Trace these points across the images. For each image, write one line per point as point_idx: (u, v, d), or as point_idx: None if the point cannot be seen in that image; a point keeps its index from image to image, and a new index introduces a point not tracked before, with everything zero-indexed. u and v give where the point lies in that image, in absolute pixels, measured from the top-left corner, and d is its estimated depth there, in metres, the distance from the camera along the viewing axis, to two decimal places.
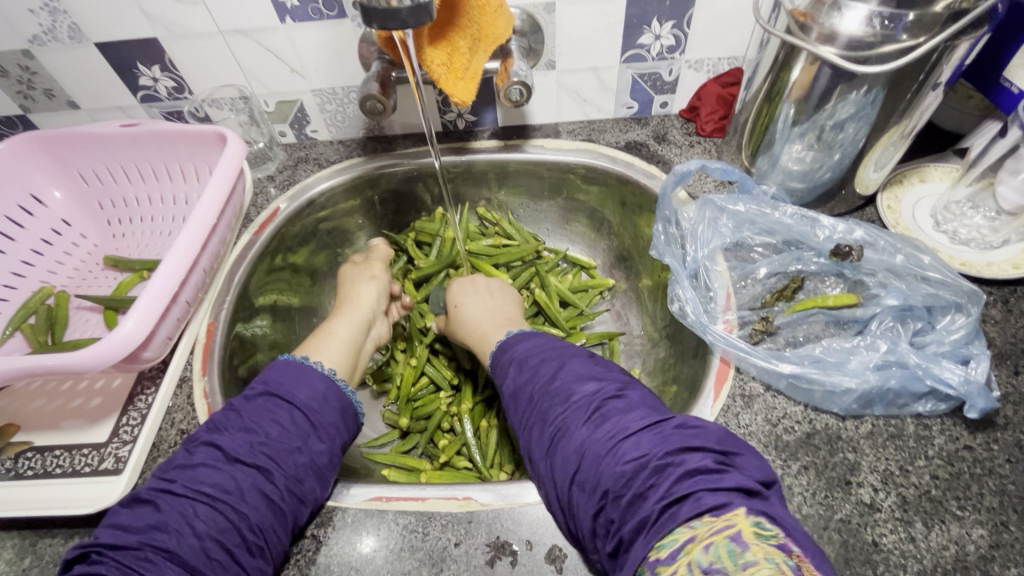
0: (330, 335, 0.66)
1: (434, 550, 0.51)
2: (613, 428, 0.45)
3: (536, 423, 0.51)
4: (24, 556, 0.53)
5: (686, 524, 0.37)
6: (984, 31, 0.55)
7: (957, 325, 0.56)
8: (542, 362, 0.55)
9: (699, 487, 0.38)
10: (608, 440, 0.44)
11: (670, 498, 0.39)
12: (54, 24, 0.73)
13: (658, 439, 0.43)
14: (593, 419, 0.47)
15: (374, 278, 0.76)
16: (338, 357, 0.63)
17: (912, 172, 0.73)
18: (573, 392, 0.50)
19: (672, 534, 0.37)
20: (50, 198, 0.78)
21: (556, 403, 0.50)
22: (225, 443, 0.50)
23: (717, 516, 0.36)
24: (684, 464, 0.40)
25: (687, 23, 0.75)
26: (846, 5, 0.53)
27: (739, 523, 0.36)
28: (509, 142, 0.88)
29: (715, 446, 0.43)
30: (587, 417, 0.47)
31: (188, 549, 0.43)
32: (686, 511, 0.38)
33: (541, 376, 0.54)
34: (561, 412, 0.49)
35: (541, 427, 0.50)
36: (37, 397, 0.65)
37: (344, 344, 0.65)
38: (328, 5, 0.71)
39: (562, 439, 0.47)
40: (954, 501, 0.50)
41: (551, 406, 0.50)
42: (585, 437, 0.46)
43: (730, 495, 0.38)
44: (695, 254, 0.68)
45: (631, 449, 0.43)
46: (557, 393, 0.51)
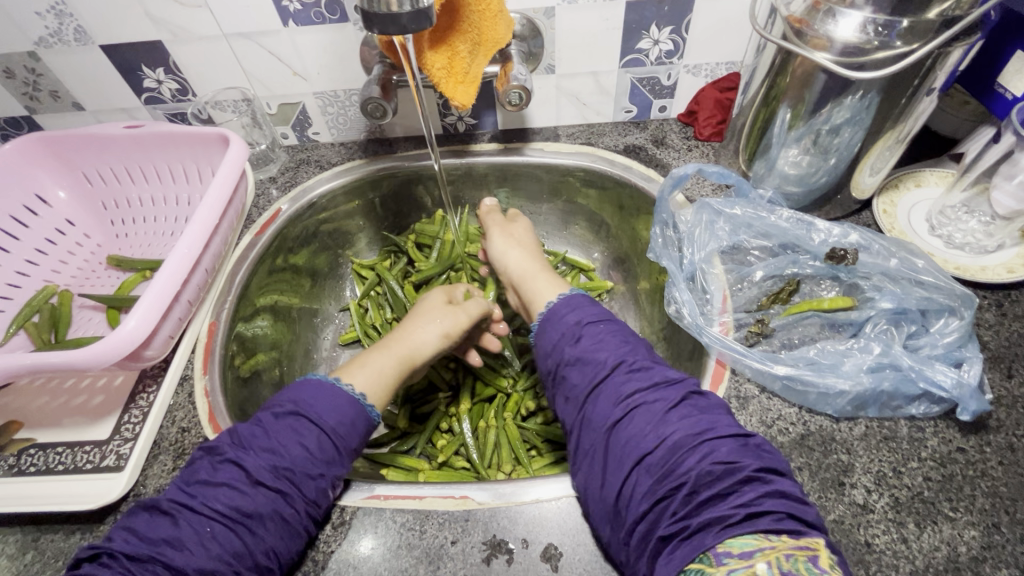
0: (368, 365, 0.61)
1: (431, 547, 0.52)
2: (696, 427, 0.46)
3: (607, 398, 0.50)
4: (26, 551, 0.54)
5: (764, 534, 0.38)
6: (978, 37, 0.55)
7: (951, 328, 0.57)
8: (622, 342, 0.55)
9: (783, 507, 0.40)
10: (694, 434, 0.45)
11: (753, 507, 0.40)
12: (60, 27, 0.74)
13: (743, 450, 0.44)
14: (677, 412, 0.47)
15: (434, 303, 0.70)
16: (375, 388, 0.59)
17: (907, 177, 0.74)
18: (656, 381, 0.50)
19: (748, 535, 0.38)
20: (55, 198, 0.79)
21: (637, 384, 0.50)
22: (248, 464, 0.49)
23: (797, 537, 0.38)
24: (770, 483, 0.42)
25: (686, 28, 0.76)
26: (841, 13, 0.54)
27: (818, 549, 0.38)
28: (509, 145, 0.89)
29: (787, 473, 0.45)
30: (671, 408, 0.48)
31: (197, 567, 0.44)
32: (765, 522, 0.39)
33: (618, 352, 0.53)
34: (641, 396, 0.49)
35: (612, 401, 0.50)
36: (40, 395, 0.66)
37: (383, 371, 0.61)
38: (330, 9, 0.72)
39: (640, 421, 0.47)
40: (946, 503, 0.50)
41: (628, 384, 0.50)
42: (668, 427, 0.46)
43: (805, 522, 0.40)
44: (692, 257, 0.69)
45: (720, 453, 0.43)
46: (637, 378, 0.51)
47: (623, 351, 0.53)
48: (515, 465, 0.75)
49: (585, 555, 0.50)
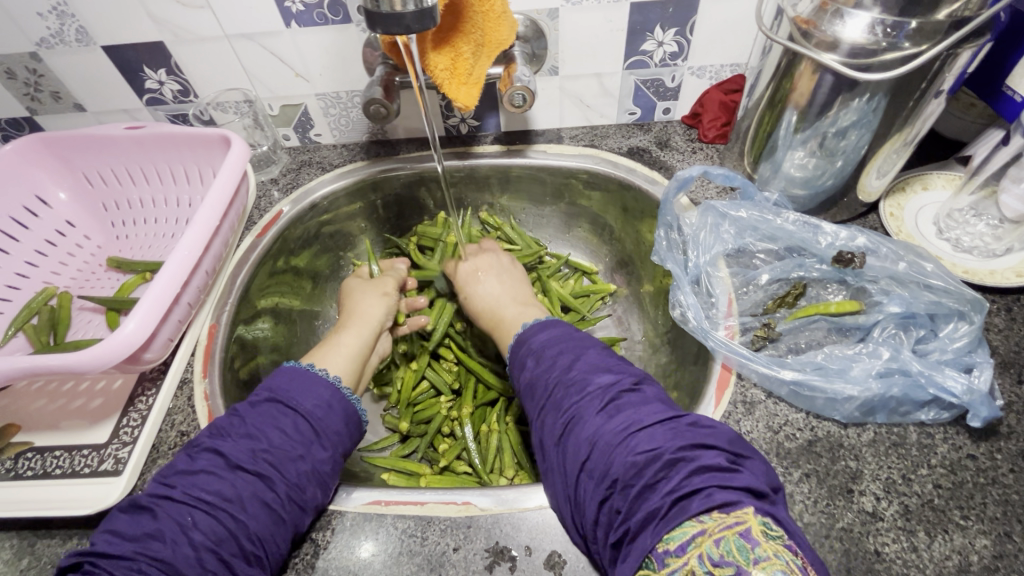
0: (337, 347, 0.65)
1: (433, 554, 0.51)
2: (625, 420, 0.45)
3: (551, 412, 0.51)
4: (22, 556, 0.53)
5: (696, 518, 0.37)
6: (987, 39, 0.55)
7: (961, 333, 0.56)
8: (559, 353, 0.55)
9: (711, 482, 0.39)
10: (621, 431, 0.44)
11: (680, 491, 0.39)
12: (62, 27, 0.74)
13: (667, 434, 0.43)
14: (607, 411, 0.47)
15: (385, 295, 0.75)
16: (344, 367, 0.63)
17: (914, 180, 0.74)
18: (591, 385, 0.50)
19: (681, 526, 0.37)
20: (55, 199, 0.78)
21: (570, 395, 0.50)
22: (227, 450, 0.49)
23: (726, 512, 0.37)
24: (696, 460, 0.41)
25: (690, 30, 0.75)
26: (848, 14, 0.53)
27: (750, 520, 0.37)
28: (512, 147, 0.88)
29: (725, 444, 0.44)
30: (601, 409, 0.47)
31: (182, 558, 0.43)
32: (695, 504, 0.38)
33: (557, 369, 0.53)
34: (574, 403, 0.49)
35: (554, 416, 0.50)
36: (38, 398, 0.65)
37: (351, 356, 0.65)
38: (333, 10, 0.72)
39: (577, 429, 0.47)
40: (957, 511, 0.49)
41: (565, 397, 0.50)
42: (599, 429, 0.46)
43: (738, 491, 0.39)
44: (697, 260, 0.68)
45: (644, 442, 0.43)
46: (574, 387, 0.50)
47: (562, 364, 0.53)
48: (517, 470, 0.74)
49: (590, 564, 0.49)
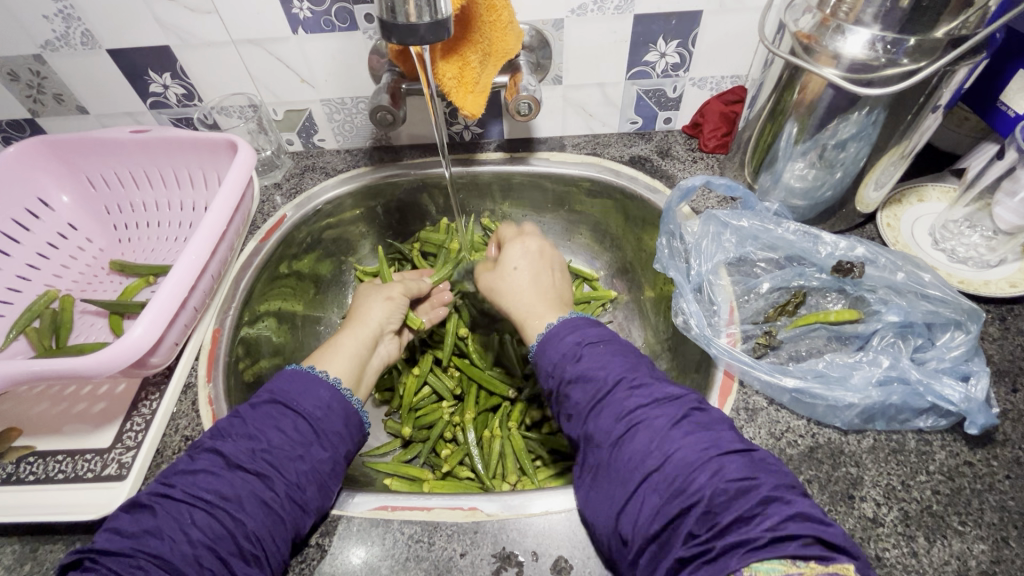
0: (337, 349, 0.64)
1: (440, 560, 0.51)
2: (705, 443, 0.45)
3: (610, 413, 0.50)
4: (24, 562, 0.53)
5: (792, 560, 0.37)
6: (983, 56, 0.56)
7: (957, 342, 0.57)
8: (616, 356, 0.54)
9: (808, 532, 0.38)
10: (701, 451, 0.44)
11: (779, 529, 0.38)
12: (67, 30, 0.74)
13: (753, 467, 0.43)
14: (680, 429, 0.47)
15: (389, 298, 0.74)
16: (345, 369, 0.62)
17: (910, 192, 0.75)
18: (657, 398, 0.49)
19: (774, 559, 0.37)
20: (57, 202, 0.78)
21: (639, 401, 0.49)
22: (227, 450, 0.49)
23: (825, 564, 0.37)
24: (792, 503, 0.40)
25: (692, 42, 0.77)
26: (849, 30, 0.54)
27: (848, 575, 0.36)
28: (515, 154, 0.89)
29: (801, 488, 0.44)
30: (674, 424, 0.47)
31: (180, 556, 0.43)
32: (793, 547, 0.37)
33: (619, 368, 0.53)
34: (646, 412, 0.49)
35: (614, 417, 0.50)
36: (40, 401, 0.65)
37: (351, 359, 0.64)
38: (340, 17, 0.72)
39: (645, 437, 0.47)
40: (955, 517, 0.50)
41: (631, 399, 0.50)
42: (674, 443, 0.45)
43: (830, 544, 0.38)
44: (699, 268, 0.69)
45: (731, 471, 0.42)
46: (640, 395, 0.50)
47: (624, 369, 0.53)
48: (520, 475, 0.75)
49: (595, 568, 0.50)
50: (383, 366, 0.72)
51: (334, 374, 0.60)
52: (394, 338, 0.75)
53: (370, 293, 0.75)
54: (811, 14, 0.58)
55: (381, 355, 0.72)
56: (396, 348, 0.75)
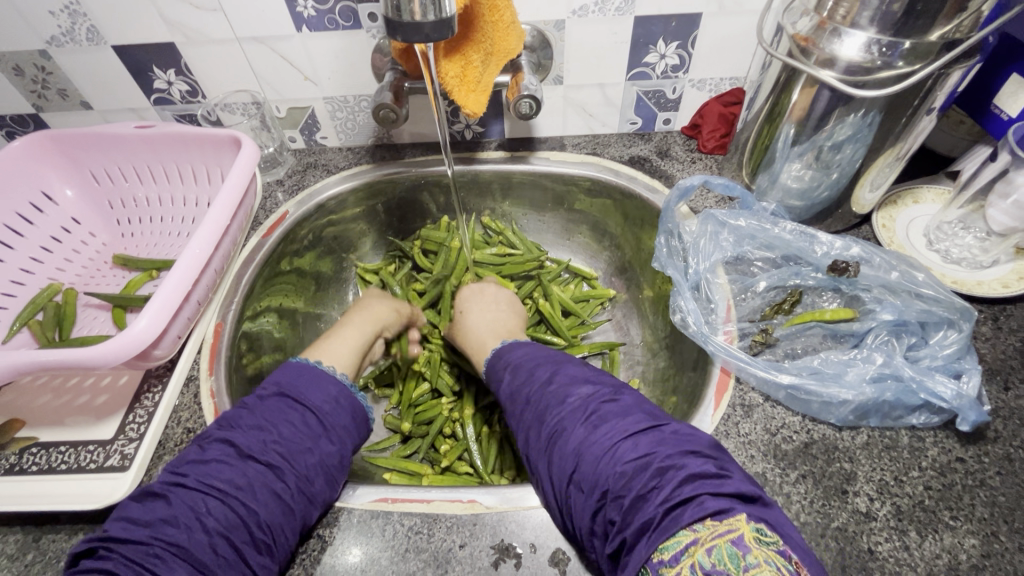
0: (340, 337, 0.67)
1: (439, 551, 0.52)
2: (610, 431, 0.46)
3: (535, 426, 0.52)
4: (27, 551, 0.53)
5: (690, 527, 0.37)
6: (977, 60, 0.57)
7: (950, 340, 0.58)
8: (537, 367, 0.57)
9: (701, 490, 0.39)
10: (605, 440, 0.45)
11: (674, 501, 0.39)
12: (73, 26, 0.74)
13: (652, 443, 0.44)
14: (590, 421, 0.48)
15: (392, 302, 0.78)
16: (347, 359, 0.64)
17: (905, 194, 0.76)
18: (571, 398, 0.51)
19: (675, 536, 0.38)
20: (61, 195, 0.79)
21: (551, 407, 0.51)
22: (239, 440, 0.50)
23: (720, 520, 0.37)
24: (684, 468, 0.41)
25: (692, 44, 0.78)
26: (845, 33, 0.55)
27: (741, 528, 0.36)
28: (515, 153, 0.90)
29: (708, 451, 0.44)
30: (585, 418, 0.48)
31: (197, 544, 0.43)
32: (688, 514, 0.38)
33: (538, 380, 0.55)
34: (559, 415, 0.50)
35: (540, 429, 0.51)
36: (43, 393, 0.65)
37: (352, 347, 0.66)
38: (343, 16, 0.73)
39: (563, 439, 0.48)
40: (947, 512, 0.51)
41: (549, 407, 0.52)
42: (585, 437, 0.47)
43: (728, 498, 0.39)
44: (697, 267, 0.70)
45: (631, 451, 0.44)
46: (553, 399, 0.52)
47: (543, 377, 0.55)
48: (517, 471, 0.76)
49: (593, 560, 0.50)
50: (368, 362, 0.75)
51: (342, 371, 0.61)
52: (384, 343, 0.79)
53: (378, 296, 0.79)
54: (808, 17, 0.59)
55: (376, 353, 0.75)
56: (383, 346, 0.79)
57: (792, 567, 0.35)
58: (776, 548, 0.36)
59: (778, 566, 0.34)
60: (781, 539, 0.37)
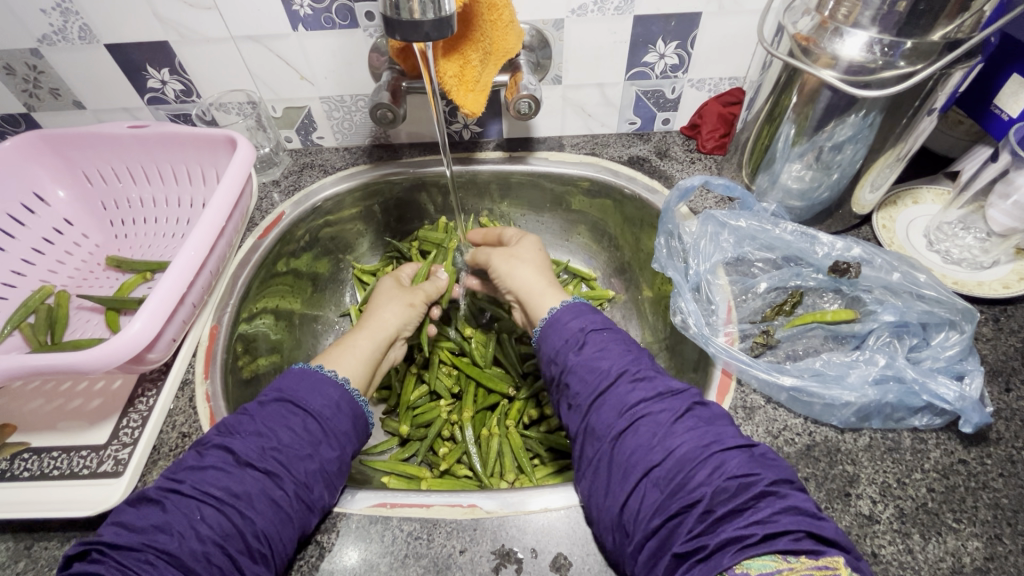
0: (351, 349, 0.64)
1: (439, 557, 0.51)
2: (705, 439, 0.46)
3: (611, 407, 0.51)
4: (18, 559, 0.52)
5: (783, 555, 0.38)
6: (978, 60, 0.57)
7: (952, 342, 0.58)
8: (621, 348, 0.56)
9: (801, 526, 0.39)
10: (702, 446, 0.45)
11: (771, 526, 0.39)
12: (65, 24, 0.73)
13: (753, 462, 0.44)
14: (683, 423, 0.48)
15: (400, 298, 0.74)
16: (355, 372, 0.62)
17: (905, 195, 0.76)
18: (660, 392, 0.51)
19: (766, 557, 0.38)
20: (53, 196, 0.78)
21: (640, 395, 0.51)
22: (237, 447, 0.49)
23: (817, 558, 0.37)
24: (786, 498, 0.41)
25: (691, 44, 0.77)
26: (847, 32, 0.55)
27: (840, 568, 0.37)
28: (514, 153, 0.89)
29: (795, 483, 0.45)
30: (677, 419, 0.48)
31: (188, 552, 0.42)
32: (784, 542, 0.38)
33: (622, 361, 0.54)
34: (647, 407, 0.50)
35: (616, 412, 0.51)
36: (35, 397, 0.64)
37: (363, 360, 0.63)
38: (340, 15, 0.73)
39: (648, 433, 0.48)
40: (950, 514, 0.51)
41: (633, 393, 0.51)
42: (676, 438, 0.46)
43: (825, 540, 0.39)
44: (697, 268, 0.70)
45: (730, 465, 0.43)
46: (640, 388, 0.51)
47: (628, 361, 0.54)
48: (518, 473, 0.75)
49: (595, 565, 0.50)
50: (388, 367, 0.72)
51: (346, 376, 0.59)
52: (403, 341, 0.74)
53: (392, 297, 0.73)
54: (809, 16, 0.59)
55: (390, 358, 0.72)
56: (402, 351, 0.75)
57: None
58: None
59: None
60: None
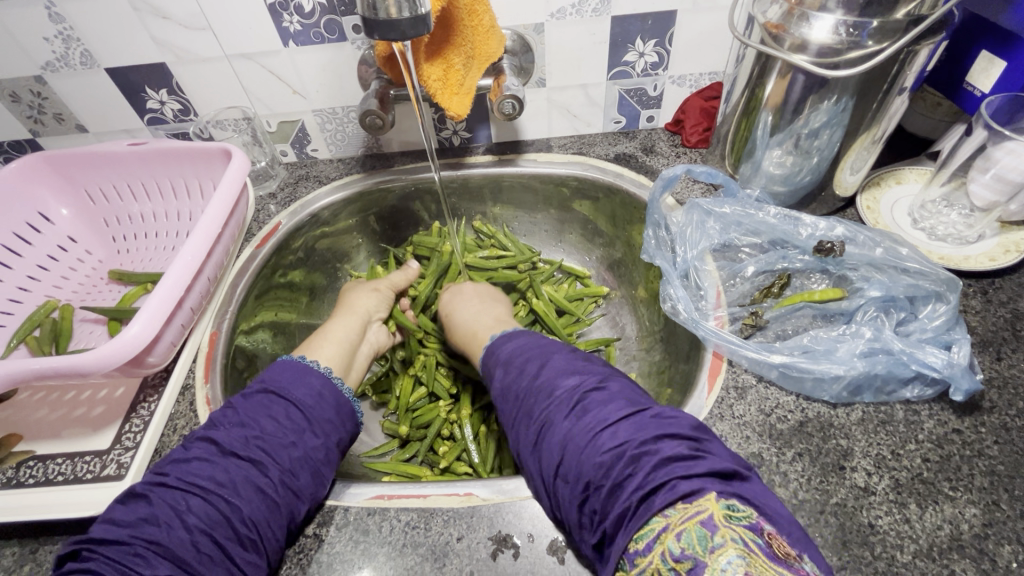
0: (326, 334, 0.67)
1: (437, 545, 0.51)
2: (591, 422, 0.46)
3: (521, 421, 0.51)
4: (25, 563, 0.53)
5: (661, 513, 0.38)
6: (943, 37, 0.58)
7: (939, 313, 0.58)
8: (526, 362, 0.55)
9: (673, 475, 0.39)
10: (587, 432, 0.45)
11: (645, 489, 0.40)
12: (67, 51, 0.76)
13: (628, 429, 0.44)
14: (572, 413, 0.47)
15: (377, 290, 0.78)
16: (334, 354, 0.64)
17: (888, 176, 0.77)
18: (553, 389, 0.50)
19: (648, 524, 0.38)
20: (57, 215, 0.80)
21: (538, 401, 0.50)
22: (220, 438, 0.50)
23: (690, 502, 0.38)
24: (657, 452, 0.41)
25: (669, 41, 0.80)
26: (814, 16, 0.57)
27: (712, 507, 0.37)
28: (503, 156, 0.91)
29: (690, 433, 0.44)
30: (564, 405, 0.49)
31: (177, 541, 0.43)
32: (660, 500, 0.39)
33: (524, 373, 0.54)
34: (540, 401, 0.50)
35: (525, 423, 0.51)
36: (40, 407, 0.65)
37: (339, 343, 0.66)
38: (328, 29, 0.75)
39: (547, 434, 0.48)
40: (946, 483, 0.51)
41: (536, 401, 0.51)
42: (561, 426, 0.47)
43: (701, 478, 0.39)
44: (685, 255, 0.71)
45: (610, 437, 0.44)
46: (535, 386, 0.52)
47: (527, 371, 0.54)
48: (517, 469, 0.75)
49: None
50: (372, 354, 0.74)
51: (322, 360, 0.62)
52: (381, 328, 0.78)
53: (357, 287, 0.78)
54: (777, 5, 0.61)
55: (372, 343, 0.74)
56: (385, 337, 0.78)
57: (762, 540, 0.35)
58: (748, 522, 0.37)
59: (747, 543, 0.35)
60: (756, 512, 0.38)
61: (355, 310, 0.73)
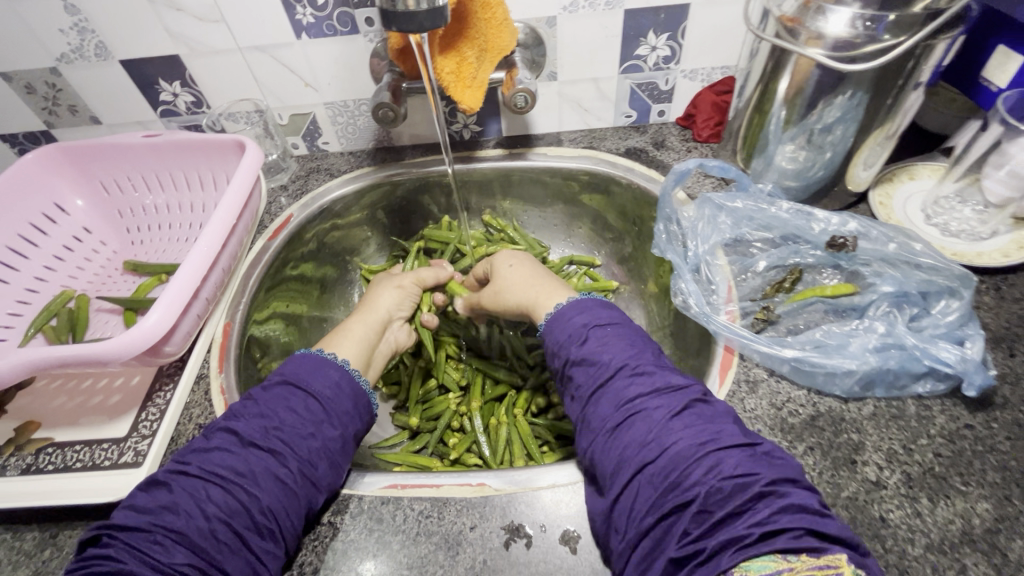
0: (346, 333, 0.67)
1: (450, 533, 0.52)
2: (703, 437, 0.45)
3: (609, 401, 0.51)
4: (44, 547, 0.54)
5: (783, 555, 0.36)
6: (961, 31, 0.58)
7: (952, 309, 0.58)
8: (620, 343, 0.55)
9: (801, 524, 0.38)
10: (700, 444, 0.44)
11: (769, 525, 0.38)
12: (82, 43, 0.77)
13: (752, 461, 0.43)
14: (681, 420, 0.47)
15: (399, 287, 0.76)
16: (355, 353, 0.64)
17: (901, 171, 0.77)
18: (659, 386, 0.50)
19: (763, 558, 0.37)
20: (72, 206, 0.81)
21: (637, 390, 0.50)
22: (241, 428, 0.51)
23: (817, 556, 0.36)
24: (786, 497, 0.40)
25: (681, 35, 0.79)
26: (830, 10, 0.57)
27: (841, 567, 0.35)
28: (514, 150, 0.91)
29: (801, 481, 0.43)
30: (674, 415, 0.47)
31: (196, 530, 0.44)
32: (783, 541, 0.37)
33: (622, 354, 0.53)
34: (644, 400, 0.49)
35: (614, 405, 0.50)
36: (58, 395, 0.66)
37: (360, 343, 0.66)
38: (341, 22, 0.76)
39: (643, 428, 0.47)
40: (957, 477, 0.51)
41: (629, 388, 0.50)
42: (671, 435, 0.46)
43: (827, 537, 0.38)
44: (696, 250, 0.71)
45: (730, 466, 0.42)
46: (639, 382, 0.50)
47: (628, 353, 0.53)
48: (527, 460, 0.76)
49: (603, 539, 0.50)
50: (390, 353, 0.73)
51: (346, 359, 0.62)
52: (403, 327, 0.76)
53: (381, 283, 0.77)
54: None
55: (391, 342, 0.73)
56: (405, 336, 0.76)
57: None
58: None
59: None
60: None
61: (376, 309, 0.72)
